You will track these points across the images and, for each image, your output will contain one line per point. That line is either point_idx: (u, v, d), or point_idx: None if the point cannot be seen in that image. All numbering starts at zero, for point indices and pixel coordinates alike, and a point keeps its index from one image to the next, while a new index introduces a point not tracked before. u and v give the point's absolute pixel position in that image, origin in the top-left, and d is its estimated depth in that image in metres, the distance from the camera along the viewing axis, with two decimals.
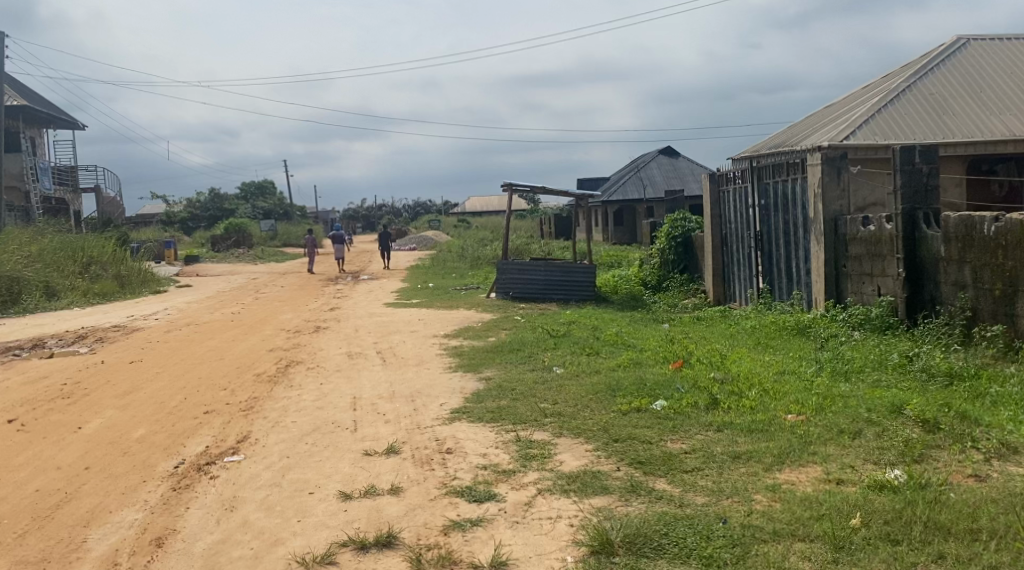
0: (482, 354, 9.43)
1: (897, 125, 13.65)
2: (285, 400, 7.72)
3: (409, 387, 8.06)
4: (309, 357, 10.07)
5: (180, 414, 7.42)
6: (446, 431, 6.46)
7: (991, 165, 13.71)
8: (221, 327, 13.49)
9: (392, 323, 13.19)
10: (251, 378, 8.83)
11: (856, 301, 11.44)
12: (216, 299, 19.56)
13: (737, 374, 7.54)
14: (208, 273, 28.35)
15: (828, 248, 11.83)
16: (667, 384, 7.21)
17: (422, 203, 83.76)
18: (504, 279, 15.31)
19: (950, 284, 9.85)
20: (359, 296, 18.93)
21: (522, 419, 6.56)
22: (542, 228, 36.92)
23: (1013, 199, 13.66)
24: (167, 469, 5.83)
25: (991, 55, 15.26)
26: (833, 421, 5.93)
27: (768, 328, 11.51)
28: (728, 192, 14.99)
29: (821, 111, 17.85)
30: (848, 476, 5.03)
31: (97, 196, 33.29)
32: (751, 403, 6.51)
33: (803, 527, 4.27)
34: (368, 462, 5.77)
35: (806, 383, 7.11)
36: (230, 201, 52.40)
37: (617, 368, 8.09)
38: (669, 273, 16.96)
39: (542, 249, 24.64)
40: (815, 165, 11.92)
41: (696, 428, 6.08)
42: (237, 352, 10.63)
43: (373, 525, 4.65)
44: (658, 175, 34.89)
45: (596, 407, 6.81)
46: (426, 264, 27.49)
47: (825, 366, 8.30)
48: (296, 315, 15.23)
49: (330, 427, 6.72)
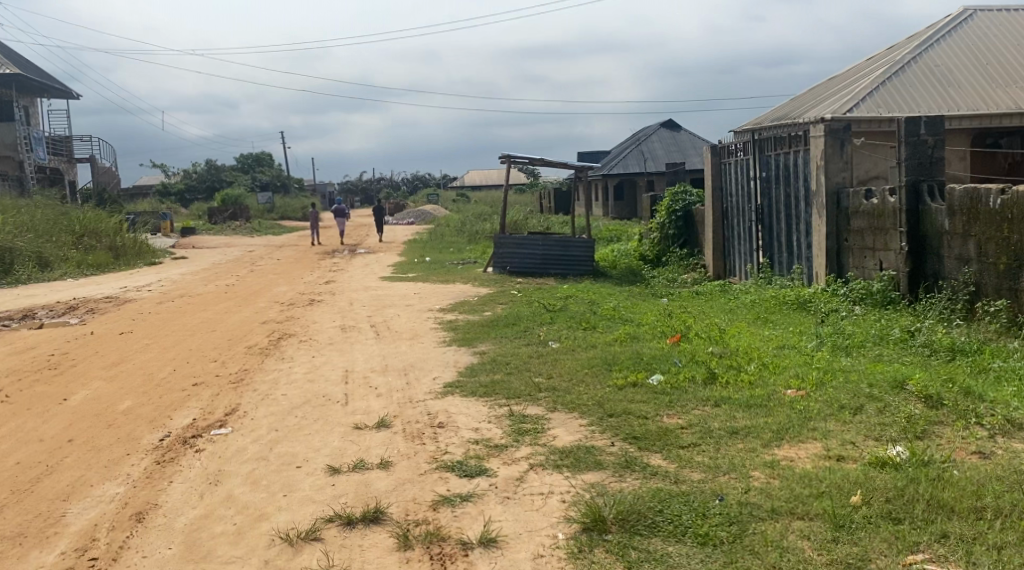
0: (478, 328, 9.30)
1: (900, 98, 13.43)
2: (276, 373, 7.58)
3: (402, 360, 7.93)
4: (302, 330, 9.95)
5: (169, 386, 7.29)
6: (438, 405, 6.34)
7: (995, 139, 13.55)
8: (215, 299, 13.36)
9: (388, 296, 13.05)
10: (243, 350, 8.70)
11: (857, 275, 11.30)
12: (211, 271, 19.40)
13: (735, 349, 7.41)
14: (205, 246, 28.16)
15: (829, 222, 11.67)
16: (664, 358, 7.08)
17: (421, 177, 83.41)
18: (501, 252, 15.15)
19: (954, 258, 9.70)
20: (356, 270, 18.79)
21: (516, 394, 6.43)
22: (542, 202, 36.72)
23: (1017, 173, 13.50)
24: (152, 442, 5.71)
25: (997, 27, 15.01)
26: (833, 397, 5.80)
27: (768, 303, 11.37)
28: (729, 164, 14.80)
29: (823, 84, 17.62)
30: (849, 453, 4.90)
31: (92, 167, 33.05)
32: (749, 378, 6.38)
33: (802, 505, 4.15)
34: (358, 436, 5.65)
35: (805, 358, 6.98)
36: (228, 173, 52.13)
37: (614, 342, 7.96)
38: (668, 248, 16.79)
39: (541, 223, 24.46)
40: (817, 137, 11.72)
41: (693, 403, 5.95)
42: (229, 325, 10.49)
43: (360, 500, 4.52)
44: (659, 150, 34.64)
45: (591, 381, 6.69)
46: (424, 237, 27.33)
47: (826, 341, 8.17)
48: (291, 288, 15.09)
49: (320, 400, 6.59)
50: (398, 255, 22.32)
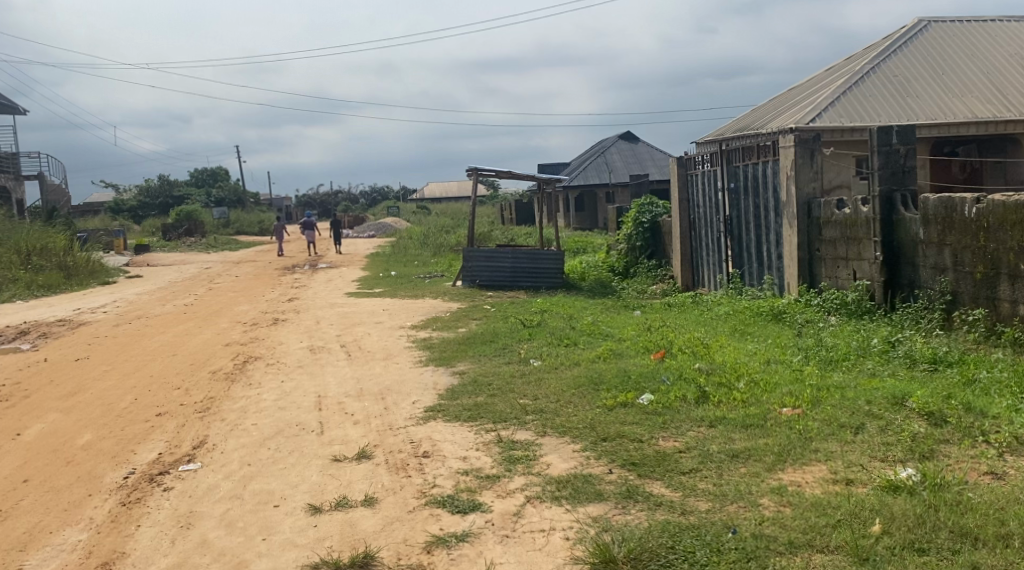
0: (454, 346, 9.00)
1: (863, 107, 13.43)
2: (244, 400, 7.21)
3: (378, 383, 7.60)
4: (268, 352, 9.57)
5: (130, 417, 6.89)
6: (421, 432, 6.03)
7: (953, 147, 13.71)
8: (174, 321, 12.88)
9: (355, 314, 12.67)
10: (207, 375, 8.31)
11: (831, 285, 11.20)
12: (168, 290, 18.85)
13: (723, 365, 7.19)
14: (160, 263, 27.47)
15: (801, 231, 11.56)
16: (651, 376, 6.85)
17: (380, 189, 82.78)
18: (469, 266, 14.86)
19: (929, 267, 9.61)
20: (319, 286, 18.34)
21: (501, 418, 6.15)
22: (503, 214, 36.50)
23: (974, 180, 13.63)
24: (115, 481, 5.33)
25: (954, 37, 15.10)
26: (832, 415, 5.59)
27: (742, 314, 11.22)
28: (696, 175, 14.68)
29: (785, 94, 17.64)
30: (858, 476, 4.68)
31: (41, 184, 32.19)
32: (742, 396, 6.16)
33: (821, 537, 3.92)
34: (338, 469, 5.32)
35: (796, 374, 6.79)
36: (181, 189, 51.18)
37: (597, 360, 7.70)
38: (637, 259, 16.62)
39: (504, 235, 24.20)
40: (787, 147, 11.59)
41: (687, 424, 5.73)
42: (190, 348, 10.06)
43: (347, 543, 4.22)
44: (619, 161, 34.62)
45: (579, 402, 6.42)
46: (386, 251, 26.93)
47: (811, 355, 7.99)
48: (252, 306, 14.64)
49: (294, 430, 6.25)
50: (361, 269, 21.90)
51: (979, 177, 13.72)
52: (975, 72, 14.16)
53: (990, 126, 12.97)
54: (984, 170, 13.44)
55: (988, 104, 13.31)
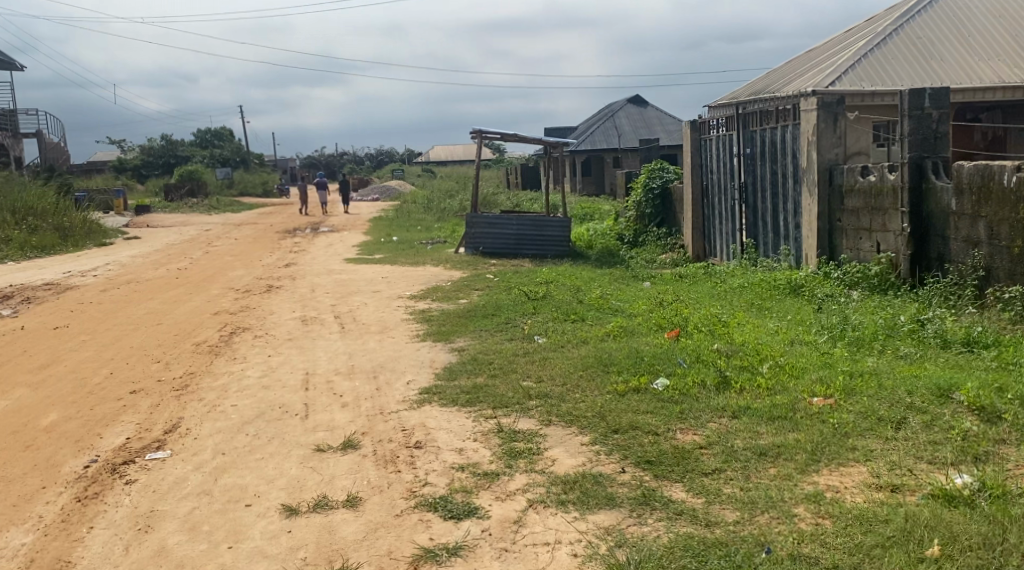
0: (454, 319, 8.45)
1: (886, 70, 12.75)
2: (226, 377, 6.68)
3: (370, 360, 7.06)
4: (258, 322, 9.04)
5: (102, 395, 6.36)
6: (414, 418, 5.50)
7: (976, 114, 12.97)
8: (164, 285, 12.36)
9: (352, 282, 12.10)
10: (190, 348, 7.79)
11: (852, 258, 10.60)
12: (164, 253, 18.31)
13: (744, 346, 6.62)
14: (159, 224, 26.90)
15: (821, 200, 10.94)
16: (666, 358, 6.29)
17: (385, 152, 81.79)
18: (472, 233, 14.28)
19: (961, 240, 8.98)
20: (317, 250, 17.77)
21: (503, 403, 5.61)
22: (509, 179, 35.79)
23: (997, 149, 12.91)
24: (73, 471, 4.81)
25: None
26: (868, 407, 5.05)
27: (758, 286, 10.65)
28: (710, 140, 14.04)
29: (803, 56, 16.90)
30: (905, 482, 4.13)
31: (40, 142, 31.55)
32: (766, 383, 5.63)
33: (869, 561, 3.39)
34: (320, 461, 4.79)
35: (824, 357, 6.23)
36: (184, 149, 50.49)
37: (606, 338, 7.16)
38: (646, 227, 16.00)
39: (509, 201, 23.57)
40: (809, 110, 10.93)
41: (706, 415, 5.20)
42: (177, 316, 9.54)
43: (324, 555, 3.72)
44: (627, 125, 33.83)
45: (587, 386, 5.88)
46: (389, 215, 26.33)
47: (840, 335, 7.41)
48: (247, 272, 14.09)
49: (276, 413, 5.72)
50: (362, 234, 21.30)
51: (1002, 145, 12.96)
52: (1003, 36, 13.42)
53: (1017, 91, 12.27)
54: (1008, 137, 12.70)
55: (1015, 69, 12.61)
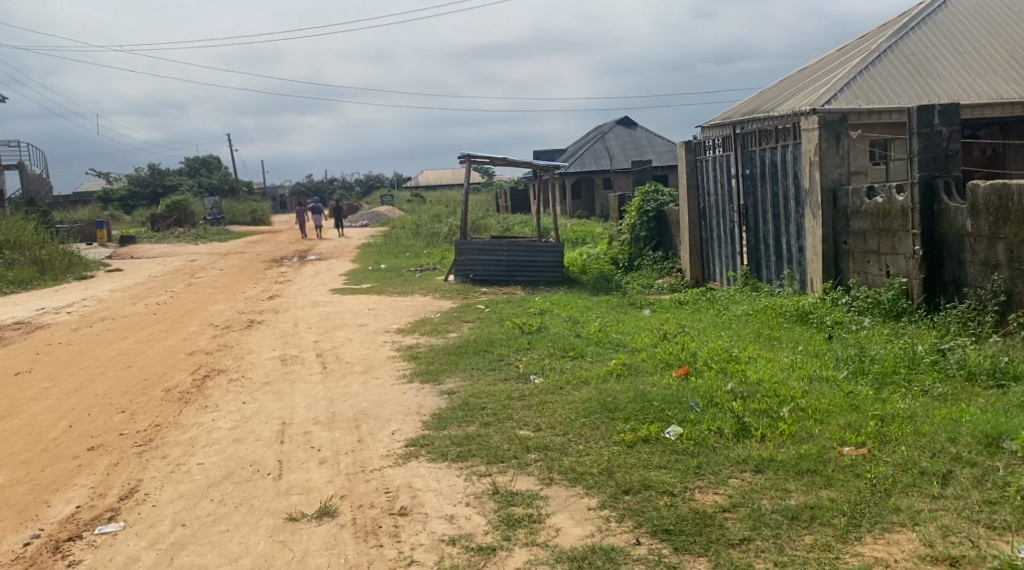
0: (444, 356, 7.89)
1: (882, 87, 12.30)
2: (194, 430, 6.10)
3: (353, 406, 6.49)
4: (234, 363, 8.47)
5: (56, 453, 5.78)
6: (400, 476, 4.94)
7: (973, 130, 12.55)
8: (141, 323, 11.76)
9: (337, 315, 11.52)
10: (160, 395, 7.20)
11: (860, 282, 10.10)
12: (144, 286, 17.72)
13: (761, 386, 6.06)
14: (143, 256, 26.27)
15: (825, 222, 10.44)
16: (677, 401, 5.74)
17: (374, 177, 81.38)
18: (462, 260, 13.70)
19: (979, 263, 8.47)
20: (303, 281, 17.22)
21: (498, 457, 5.06)
22: (499, 202, 35.33)
23: (995, 165, 12.50)
24: (10, 551, 4.24)
25: (976, 13, 13.91)
26: (907, 457, 4.52)
27: (763, 314, 10.13)
28: (706, 162, 13.57)
29: (796, 74, 16.45)
30: (963, 552, 3.61)
31: (22, 173, 30.95)
32: (790, 429, 5.09)
33: None
34: (292, 534, 4.23)
35: (849, 397, 5.68)
36: (171, 178, 49.98)
37: (609, 378, 6.61)
38: (642, 251, 15.50)
39: (499, 225, 23.04)
40: (810, 129, 10.44)
41: (727, 469, 4.67)
42: (150, 358, 8.95)
43: None
44: (616, 147, 33.41)
45: (592, 436, 5.33)
46: (378, 241, 25.81)
47: (859, 370, 6.84)
48: (229, 306, 13.50)
49: (247, 473, 5.15)
50: (350, 262, 20.75)
51: (1001, 161, 12.53)
52: (1000, 51, 13.00)
53: (1016, 107, 11.87)
54: (1008, 153, 12.28)
55: (1013, 84, 12.19)
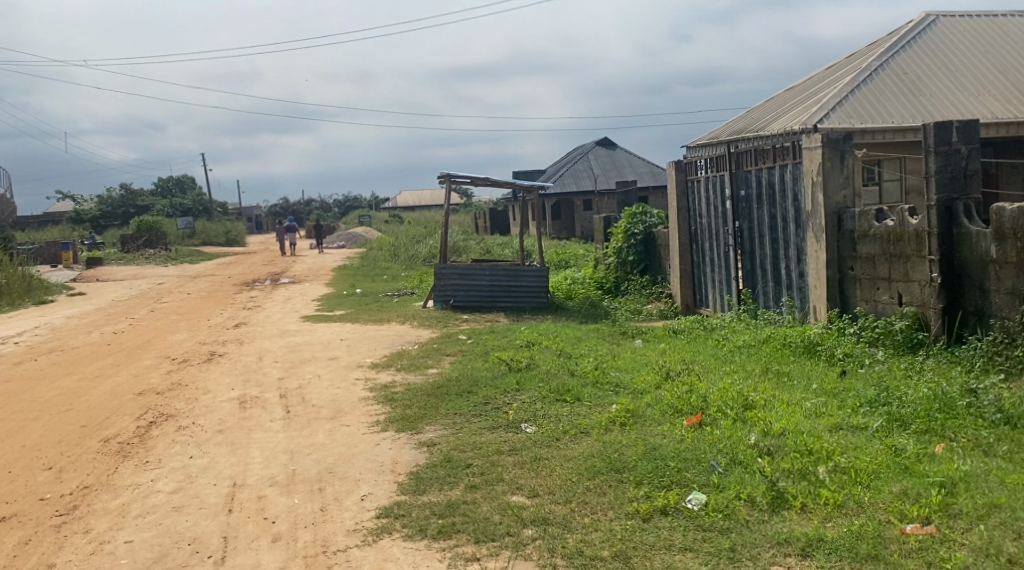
0: (423, 398, 7.01)
1: (881, 102, 11.58)
2: (129, 494, 5.19)
3: (317, 463, 5.60)
4: (187, 405, 7.55)
5: None
6: (370, 560, 4.10)
7: None
8: (92, 356, 10.79)
9: (306, 346, 10.61)
10: (96, 447, 6.27)
11: (869, 311, 9.27)
12: (106, 312, 16.70)
13: (788, 438, 5.20)
14: (108, 279, 25.18)
15: (829, 247, 9.64)
16: (695, 460, 4.87)
17: (352, 198, 80.49)
18: (441, 285, 12.84)
19: (1006, 292, 7.61)
20: (274, 307, 16.26)
21: (488, 535, 4.21)
22: (478, 222, 34.54)
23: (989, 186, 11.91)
24: None
25: (971, 31, 13.29)
26: (988, 543, 3.69)
27: (766, 346, 9.29)
28: (697, 182, 12.79)
29: (786, 92, 15.74)
30: None
31: None
32: (836, 498, 4.26)
33: None
34: None
35: (893, 458, 4.81)
36: (143, 199, 48.84)
37: (612, 428, 5.74)
38: (629, 275, 14.72)
39: (480, 247, 22.22)
40: (813, 148, 9.64)
41: (767, 554, 3.84)
42: (94, 399, 8.01)
43: None
44: (597, 168, 32.74)
45: (598, 506, 4.46)
46: (354, 264, 24.88)
47: (892, 415, 6.02)
48: (191, 335, 12.54)
49: (183, 555, 4.28)
50: (324, 285, 19.80)
51: (994, 180, 11.95)
52: (998, 70, 12.37)
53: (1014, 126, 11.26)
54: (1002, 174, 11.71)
55: (1013, 104, 11.55)
